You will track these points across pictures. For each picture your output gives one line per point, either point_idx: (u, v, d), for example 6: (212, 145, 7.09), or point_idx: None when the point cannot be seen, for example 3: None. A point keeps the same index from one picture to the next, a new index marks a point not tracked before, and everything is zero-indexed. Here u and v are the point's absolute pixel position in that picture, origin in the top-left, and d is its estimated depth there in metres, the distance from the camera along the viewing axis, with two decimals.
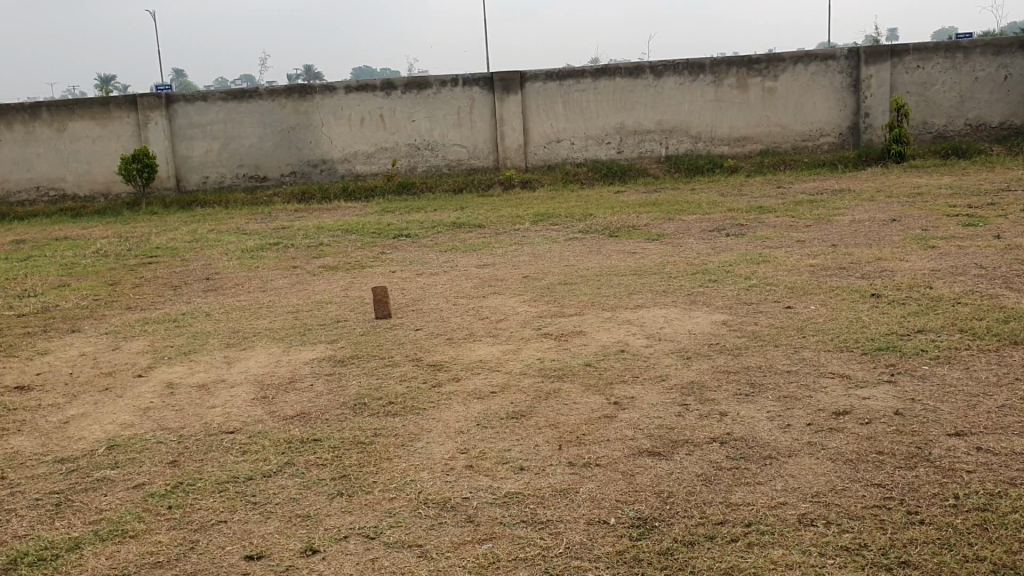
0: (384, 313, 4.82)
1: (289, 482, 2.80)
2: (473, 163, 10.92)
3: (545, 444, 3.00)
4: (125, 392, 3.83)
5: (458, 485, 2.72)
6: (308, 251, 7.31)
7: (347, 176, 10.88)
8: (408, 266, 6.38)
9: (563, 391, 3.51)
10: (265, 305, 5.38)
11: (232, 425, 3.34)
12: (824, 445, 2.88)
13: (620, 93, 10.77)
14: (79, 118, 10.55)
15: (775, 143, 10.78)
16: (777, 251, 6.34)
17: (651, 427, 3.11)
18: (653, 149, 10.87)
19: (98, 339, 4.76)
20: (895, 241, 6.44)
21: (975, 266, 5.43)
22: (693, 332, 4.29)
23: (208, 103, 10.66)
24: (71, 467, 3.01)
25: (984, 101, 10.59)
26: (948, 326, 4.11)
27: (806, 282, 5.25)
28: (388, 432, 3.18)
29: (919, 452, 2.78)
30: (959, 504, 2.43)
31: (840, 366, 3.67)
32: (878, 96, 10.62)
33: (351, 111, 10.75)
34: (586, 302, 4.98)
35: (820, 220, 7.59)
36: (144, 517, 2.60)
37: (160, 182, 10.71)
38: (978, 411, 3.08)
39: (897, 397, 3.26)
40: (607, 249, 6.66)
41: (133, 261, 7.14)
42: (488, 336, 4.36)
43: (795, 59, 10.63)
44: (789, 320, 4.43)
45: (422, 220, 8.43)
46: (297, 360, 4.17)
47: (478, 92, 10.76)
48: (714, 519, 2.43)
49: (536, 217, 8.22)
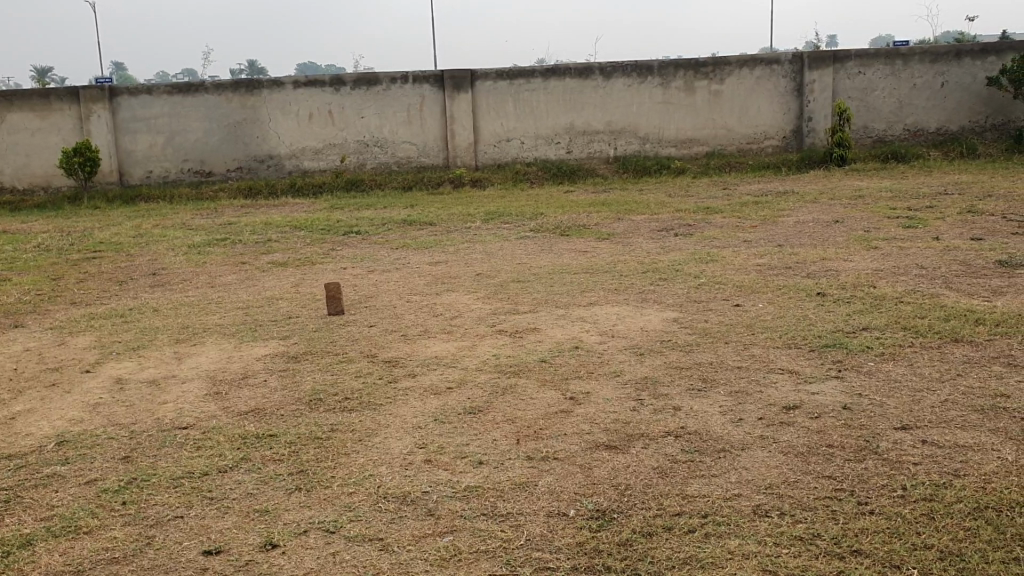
0: (338, 309, 4.78)
1: (245, 478, 2.78)
2: (423, 161, 10.90)
3: (503, 438, 3.02)
4: (72, 388, 3.76)
5: (417, 479, 2.73)
6: (258, 247, 7.23)
7: (295, 172, 10.79)
8: (360, 263, 6.35)
9: (520, 386, 3.54)
10: (215, 302, 5.31)
11: (186, 421, 3.30)
12: (776, 439, 2.95)
13: (570, 93, 10.83)
14: (17, 109, 10.31)
15: (721, 145, 10.95)
16: (725, 250, 6.45)
17: (607, 421, 3.15)
18: (602, 149, 10.97)
19: (42, 334, 4.66)
20: (839, 242, 6.60)
21: (916, 266, 5.59)
22: (645, 329, 4.35)
23: (152, 97, 10.49)
24: (18, 463, 2.94)
25: (922, 107, 10.86)
26: (892, 324, 4.22)
27: (755, 280, 5.35)
28: (345, 427, 3.17)
29: (867, 444, 2.85)
30: (907, 495, 2.50)
31: (789, 362, 3.76)
32: (821, 101, 10.84)
33: (299, 107, 10.66)
34: (540, 299, 5.02)
35: (766, 221, 7.74)
36: (98, 513, 2.56)
37: (102, 176, 10.51)
38: (922, 405, 3.18)
39: (846, 392, 3.35)
40: (558, 247, 6.71)
41: (76, 257, 6.97)
42: (443, 333, 4.37)
43: (741, 63, 10.81)
44: (738, 317, 4.51)
45: (373, 217, 8.41)
46: (249, 356, 4.12)
47: (429, 90, 10.75)
48: (671, 511, 2.48)
49: (487, 215, 8.26)
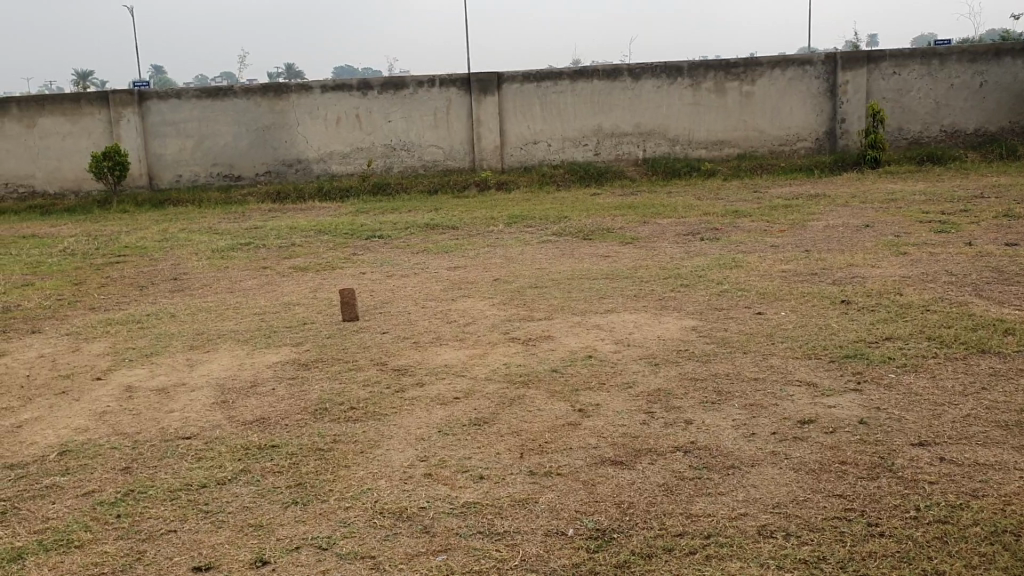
0: (352, 315, 4.75)
1: (243, 490, 2.74)
2: (450, 164, 10.86)
3: (506, 452, 2.95)
4: (81, 395, 3.75)
5: (415, 494, 2.68)
6: (280, 251, 7.25)
7: (323, 176, 10.80)
8: (379, 267, 6.34)
9: (528, 397, 3.47)
10: (233, 307, 5.31)
11: (190, 430, 3.27)
12: (787, 455, 2.85)
13: (599, 95, 10.74)
14: (49, 114, 10.43)
15: (752, 147, 10.79)
16: (750, 255, 6.34)
17: (615, 435, 3.07)
18: (631, 151, 10.85)
19: (58, 340, 4.67)
20: (867, 247, 6.44)
21: (946, 273, 5.44)
22: (663, 338, 4.26)
23: (181, 101, 10.55)
24: (19, 473, 2.93)
25: (959, 108, 10.62)
26: (917, 334, 4.10)
27: (779, 287, 5.24)
28: (348, 438, 3.12)
29: (882, 462, 2.75)
30: (920, 516, 2.40)
31: (807, 373, 3.65)
32: (854, 102, 10.65)
33: (327, 111, 10.68)
34: (555, 306, 4.95)
35: (795, 224, 7.61)
36: (92, 526, 2.53)
37: (132, 179, 10.59)
38: (943, 420, 3.07)
39: (863, 406, 3.24)
40: (581, 252, 6.64)
41: (101, 261, 7.04)
42: (456, 340, 4.31)
43: (773, 64, 10.66)
44: (759, 326, 4.41)
45: (397, 220, 8.39)
46: (260, 363, 4.10)
47: (456, 93, 10.71)
48: (673, 531, 2.39)
49: (510, 219, 8.20)
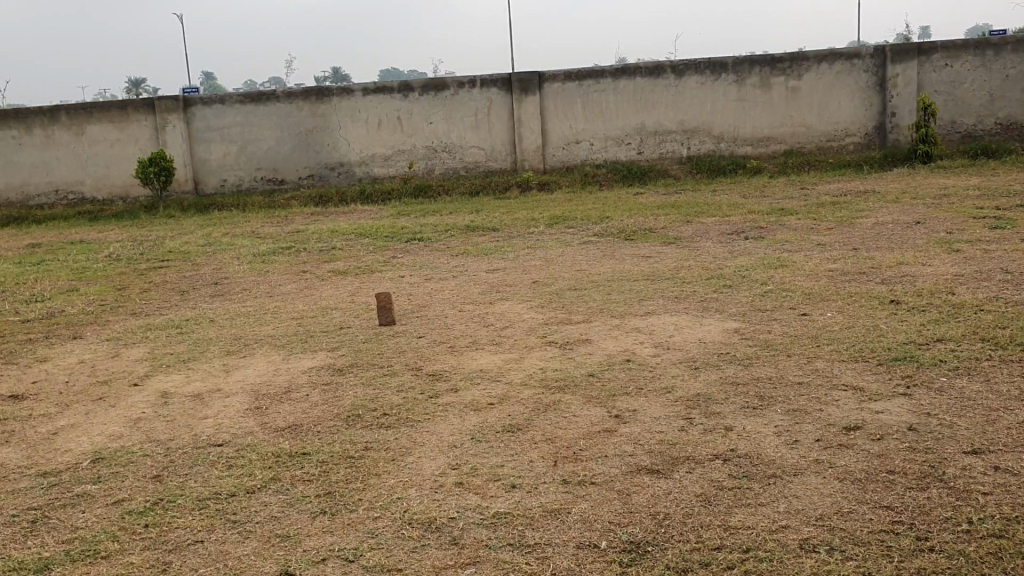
0: (389, 319, 4.71)
1: (272, 500, 2.70)
2: (492, 165, 10.82)
3: (540, 460, 2.88)
4: (118, 402, 3.76)
5: (446, 504, 2.61)
6: (321, 255, 7.24)
7: (365, 179, 10.81)
8: (418, 270, 6.28)
9: (564, 402, 3.39)
10: (270, 311, 5.30)
11: (222, 437, 3.25)
12: (832, 463, 2.74)
13: (641, 94, 10.62)
14: (97, 121, 10.59)
15: (799, 144, 10.59)
16: (796, 255, 6.18)
17: (652, 442, 2.98)
18: (675, 150, 10.71)
19: (99, 346, 4.70)
20: (918, 245, 6.24)
21: (1001, 271, 5.24)
22: (704, 340, 4.15)
23: (225, 106, 10.63)
24: (53, 481, 2.93)
25: (1015, 100, 10.31)
26: (970, 335, 3.94)
27: (826, 287, 5.09)
28: (379, 446, 3.07)
29: (932, 471, 2.63)
30: (972, 530, 2.28)
31: (854, 377, 3.52)
32: (905, 95, 10.38)
33: (368, 113, 10.69)
34: (594, 308, 4.86)
35: (842, 222, 7.42)
36: (120, 537, 2.51)
37: (178, 185, 10.70)
38: (997, 427, 2.92)
39: (912, 412, 3.11)
40: (622, 253, 6.53)
41: (145, 266, 7.10)
42: (492, 344, 4.25)
43: (820, 58, 10.43)
44: (804, 328, 4.27)
45: (437, 223, 8.34)
46: (295, 368, 4.07)
47: (497, 94, 10.65)
48: (709, 545, 2.30)
49: (552, 220, 8.10)
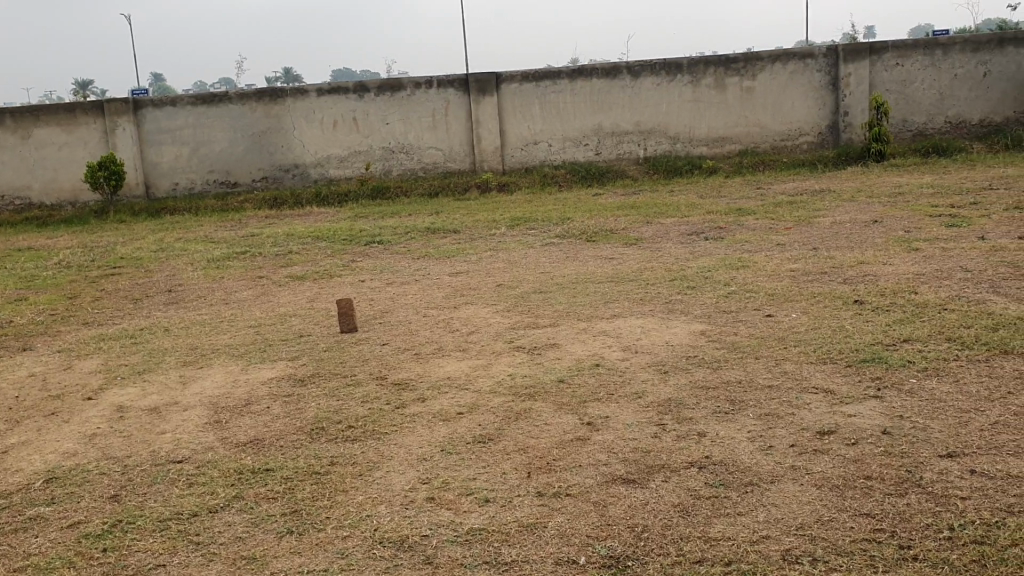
0: (350, 326, 4.61)
1: (236, 519, 2.60)
2: (449, 166, 10.73)
3: (513, 471, 2.81)
4: (71, 417, 3.62)
5: (418, 521, 2.53)
6: (277, 259, 7.10)
7: (321, 181, 10.66)
8: (378, 274, 6.18)
9: (535, 410, 3.32)
10: (227, 319, 5.17)
11: (181, 453, 3.13)
12: (808, 469, 2.71)
13: (599, 94, 10.60)
14: (44, 124, 10.30)
15: (755, 143, 10.64)
16: (758, 255, 6.18)
17: (626, 450, 2.92)
18: (632, 150, 10.71)
19: (50, 358, 4.53)
20: (878, 244, 6.28)
21: (960, 270, 5.28)
22: (672, 343, 4.11)
23: (177, 108, 10.42)
24: (4, 504, 2.80)
25: (964, 99, 10.48)
26: (935, 335, 3.95)
27: (789, 288, 5.08)
28: (345, 460, 2.98)
29: (909, 476, 2.60)
30: (953, 537, 2.26)
31: (824, 379, 3.50)
32: (858, 94, 10.49)
33: (323, 115, 10.53)
34: (560, 311, 4.80)
35: (801, 221, 7.45)
36: (76, 562, 2.40)
37: (129, 189, 10.46)
38: (969, 429, 2.92)
39: (884, 415, 3.09)
40: (585, 255, 6.49)
41: (97, 273, 6.90)
42: (458, 350, 4.17)
43: (774, 58, 10.49)
44: (770, 329, 4.26)
45: (396, 225, 8.24)
46: (255, 379, 3.95)
47: (454, 94, 10.56)
48: (691, 558, 2.25)
49: (512, 222, 8.04)
